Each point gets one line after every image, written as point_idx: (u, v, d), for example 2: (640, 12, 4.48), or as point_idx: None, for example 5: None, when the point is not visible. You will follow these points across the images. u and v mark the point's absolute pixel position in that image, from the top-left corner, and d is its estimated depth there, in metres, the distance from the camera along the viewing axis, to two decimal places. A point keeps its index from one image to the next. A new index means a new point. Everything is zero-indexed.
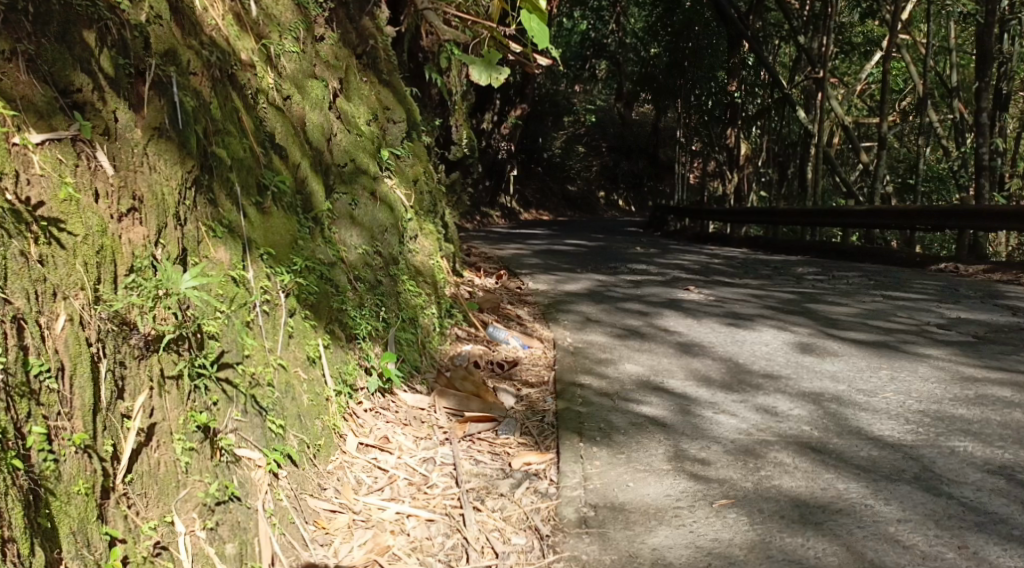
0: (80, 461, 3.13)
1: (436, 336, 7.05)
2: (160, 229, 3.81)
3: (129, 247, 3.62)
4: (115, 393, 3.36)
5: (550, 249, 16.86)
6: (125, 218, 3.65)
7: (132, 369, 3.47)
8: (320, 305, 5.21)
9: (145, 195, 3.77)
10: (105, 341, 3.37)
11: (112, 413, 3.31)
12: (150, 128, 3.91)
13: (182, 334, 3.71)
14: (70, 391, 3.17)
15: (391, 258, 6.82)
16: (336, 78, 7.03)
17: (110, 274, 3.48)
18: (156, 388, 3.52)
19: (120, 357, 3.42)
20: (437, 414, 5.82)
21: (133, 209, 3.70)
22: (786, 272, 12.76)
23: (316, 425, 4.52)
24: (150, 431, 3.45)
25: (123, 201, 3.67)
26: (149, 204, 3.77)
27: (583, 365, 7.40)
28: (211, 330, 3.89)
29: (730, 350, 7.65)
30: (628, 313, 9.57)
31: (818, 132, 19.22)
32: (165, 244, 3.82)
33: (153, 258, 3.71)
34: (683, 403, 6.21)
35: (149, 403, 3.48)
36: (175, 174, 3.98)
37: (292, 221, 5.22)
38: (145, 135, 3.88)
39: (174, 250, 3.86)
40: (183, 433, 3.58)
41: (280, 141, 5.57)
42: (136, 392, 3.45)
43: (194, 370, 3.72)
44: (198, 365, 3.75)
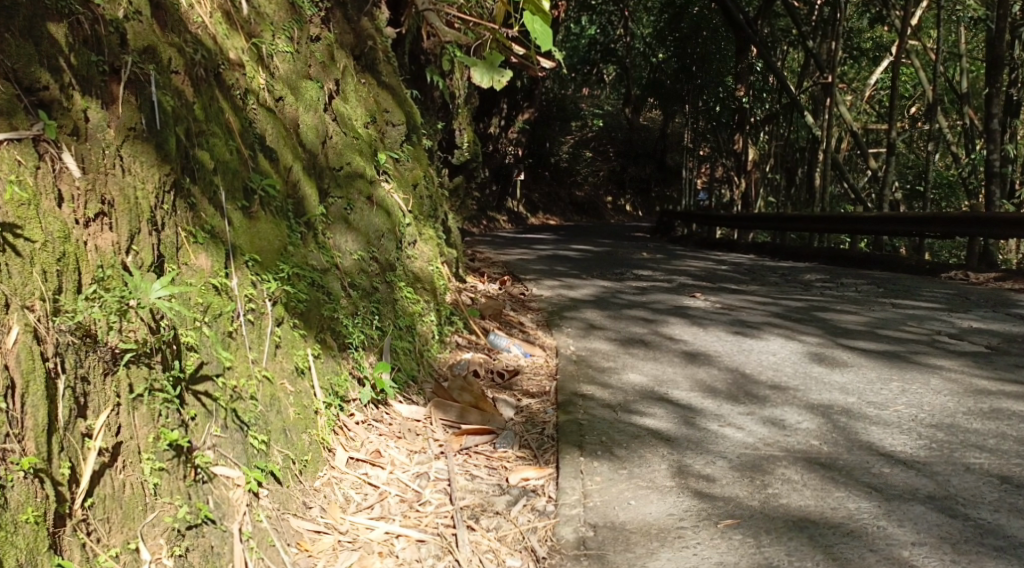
0: (30, 486, 2.94)
1: (435, 344, 6.85)
2: (132, 236, 3.62)
3: (97, 255, 3.44)
4: (75, 411, 3.18)
5: (556, 254, 16.67)
6: (92, 224, 3.46)
7: (97, 385, 3.29)
8: (311, 313, 5.02)
9: (116, 200, 3.58)
10: (65, 356, 3.19)
11: (71, 434, 3.14)
12: (124, 129, 3.73)
13: (155, 347, 3.52)
14: (22, 411, 2.99)
15: (388, 264, 6.63)
16: (332, 79, 6.84)
17: (73, 283, 3.30)
18: (123, 405, 3.34)
19: (83, 372, 3.24)
20: (434, 426, 5.62)
21: (102, 214, 3.51)
22: (794, 279, 12.54)
23: (302, 440, 4.33)
24: (115, 451, 3.27)
25: (90, 205, 3.48)
26: (120, 208, 3.59)
27: (585, 375, 7.20)
28: (188, 342, 3.71)
29: (737, 359, 7.44)
30: (634, 320, 9.36)
31: (826, 137, 18.99)
32: (138, 252, 3.63)
33: (123, 267, 3.52)
34: (687, 415, 6.00)
35: (115, 421, 3.30)
36: (151, 177, 3.80)
37: (281, 225, 5.03)
38: (118, 136, 3.70)
39: (148, 257, 3.67)
40: (152, 453, 3.40)
41: (269, 143, 5.38)
42: (99, 409, 3.27)
43: (168, 385, 3.53)
44: (172, 379, 3.57)
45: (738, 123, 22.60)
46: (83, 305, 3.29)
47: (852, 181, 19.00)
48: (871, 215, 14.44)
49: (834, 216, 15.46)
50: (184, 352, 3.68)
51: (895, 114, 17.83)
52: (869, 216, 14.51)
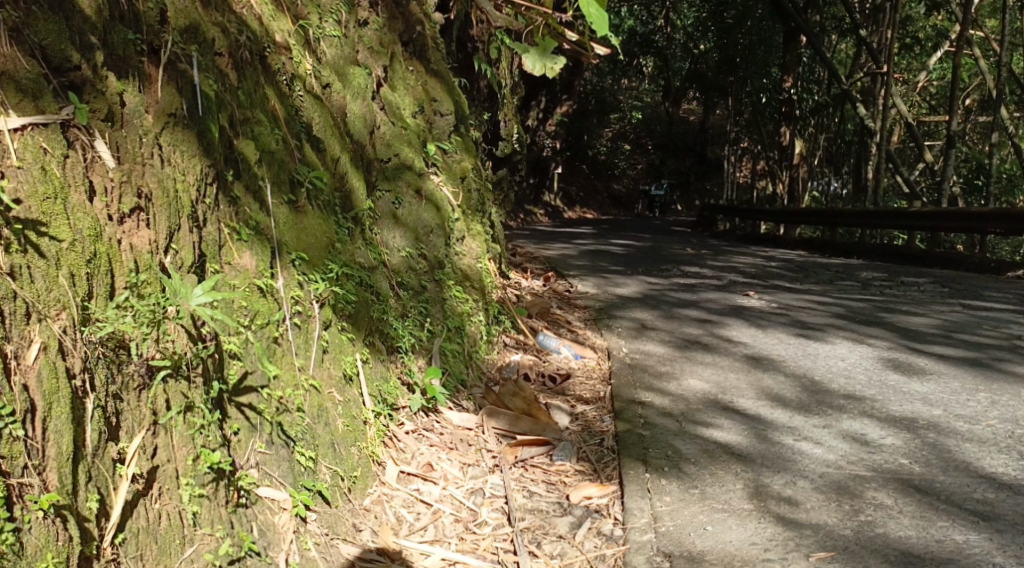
0: (52, 527, 2.64)
1: (483, 345, 6.50)
2: (172, 234, 3.29)
3: (132, 255, 3.11)
4: (105, 435, 2.87)
5: (598, 249, 16.22)
6: (128, 220, 3.14)
7: (131, 403, 2.98)
8: (359, 315, 4.69)
9: (154, 193, 3.25)
10: (95, 371, 2.88)
11: (100, 460, 2.83)
12: (163, 115, 3.40)
13: (195, 358, 3.20)
14: (43, 438, 2.69)
15: (436, 262, 6.28)
16: (380, 65, 6.50)
17: (105, 286, 2.99)
18: (157, 424, 3.03)
19: (115, 389, 2.94)
20: (486, 436, 5.26)
21: (138, 209, 3.18)
22: (851, 277, 12.05)
23: (351, 454, 3.99)
24: (151, 477, 2.97)
25: (126, 199, 3.15)
26: (158, 203, 3.25)
27: (640, 380, 6.81)
28: (232, 350, 3.38)
29: (805, 365, 7.03)
30: (686, 320, 8.95)
31: (877, 130, 18.39)
32: (177, 251, 3.30)
33: (161, 269, 3.20)
34: (759, 429, 5.62)
35: (148, 443, 2.99)
36: (194, 168, 3.47)
37: (329, 221, 4.70)
38: (157, 122, 3.37)
39: (188, 257, 3.34)
40: (192, 477, 3.09)
41: (316, 133, 5.05)
42: (132, 430, 2.96)
43: (207, 400, 3.21)
44: (212, 393, 3.25)
45: (785, 116, 22.03)
46: (115, 313, 2.97)
47: (906, 175, 18.40)
48: (928, 210, 13.88)
49: (888, 211, 14.89)
50: (227, 362, 3.36)
51: (952, 106, 17.22)
52: (925, 211, 13.95)
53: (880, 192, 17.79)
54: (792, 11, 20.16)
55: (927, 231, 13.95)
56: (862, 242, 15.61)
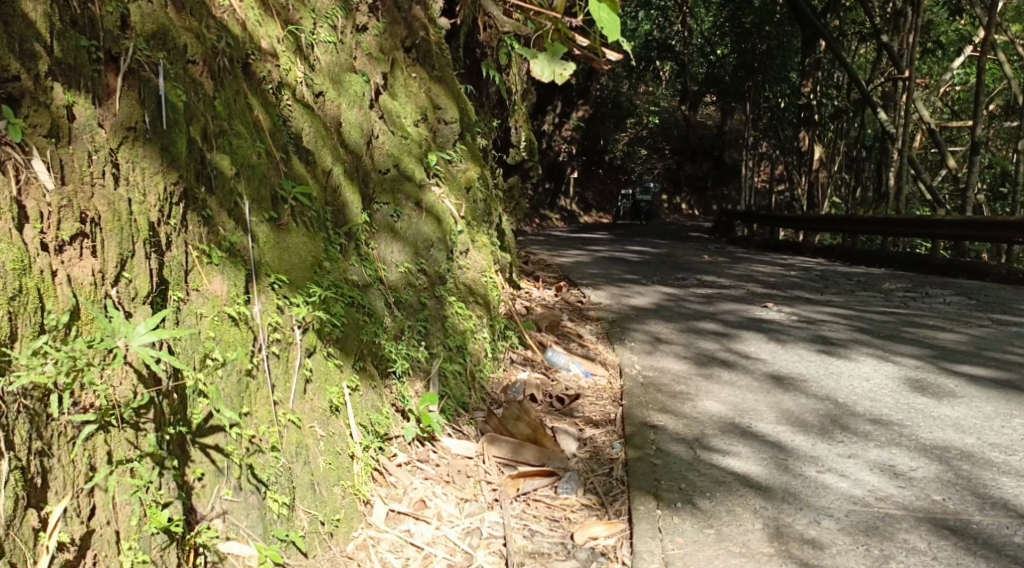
0: None
1: (487, 364, 6.16)
2: (123, 262, 3.08)
3: (71, 287, 2.93)
4: (25, 501, 2.70)
5: (612, 257, 15.83)
6: (68, 248, 2.96)
7: (61, 458, 2.81)
8: (349, 338, 4.37)
9: (103, 217, 3.05)
10: (14, 427, 2.71)
11: (21, 527, 2.67)
12: (121, 128, 3.20)
13: (146, 399, 3.02)
14: None
15: (437, 277, 5.97)
16: (379, 72, 6.19)
17: (31, 326, 2.81)
18: (95, 484, 2.86)
19: (41, 444, 2.77)
20: (486, 466, 4.94)
21: (81, 235, 2.99)
22: (873, 288, 11.67)
23: (334, 495, 3.71)
24: (84, 544, 2.81)
25: (67, 224, 2.96)
26: (108, 227, 3.06)
27: (654, 400, 6.47)
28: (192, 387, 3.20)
29: (826, 386, 6.68)
30: (702, 333, 8.60)
31: (899, 136, 17.91)
32: (130, 280, 3.09)
33: (108, 302, 3.02)
34: (781, 458, 5.28)
35: (79, 505, 2.82)
36: (154, 187, 3.25)
37: (316, 238, 4.36)
38: (113, 137, 3.17)
39: (144, 286, 3.13)
40: (136, 540, 2.92)
41: (305, 145, 4.74)
42: (63, 488, 2.79)
43: (159, 448, 3.04)
44: (166, 438, 3.08)
45: (804, 122, 21.59)
46: (35, 359, 2.77)
47: (928, 182, 17.92)
48: (953, 218, 13.43)
49: (912, 219, 14.44)
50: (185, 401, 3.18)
51: (977, 111, 16.74)
52: (950, 219, 13.50)
53: (903, 199, 17.30)
54: (810, 15, 19.73)
55: (952, 240, 13.51)
56: (884, 250, 15.15)
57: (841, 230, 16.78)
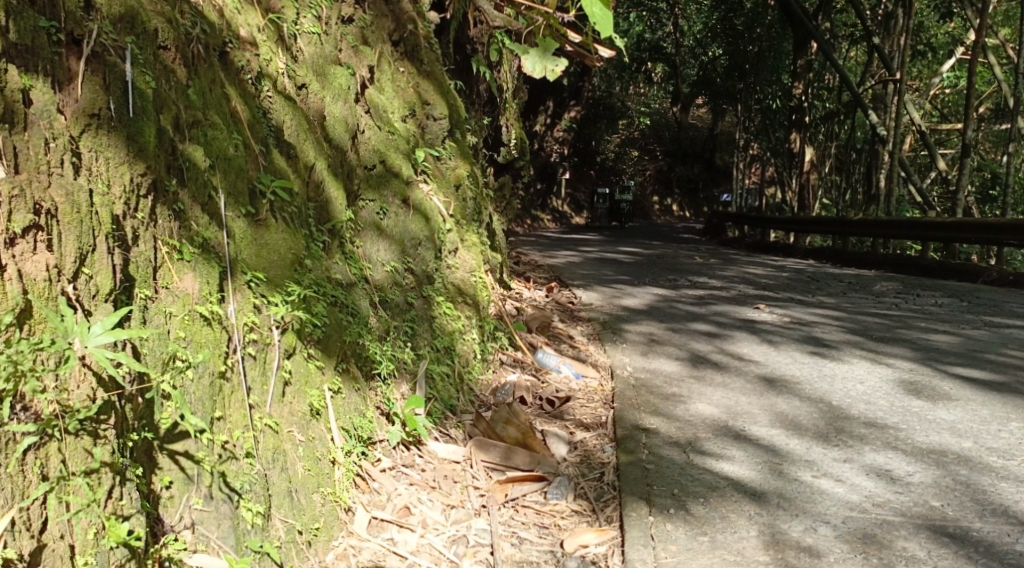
0: None
1: (476, 365, 5.99)
2: (83, 256, 2.93)
3: (21, 284, 2.76)
4: None
5: (603, 258, 15.67)
6: (20, 242, 2.78)
7: (8, 466, 2.64)
8: (332, 339, 4.21)
9: (60, 209, 2.89)
10: None
11: None
12: (83, 115, 3.04)
13: (105, 404, 2.86)
14: None
15: (425, 276, 5.81)
16: (366, 65, 6.02)
17: None
18: (45, 494, 2.69)
19: None
20: (474, 471, 4.77)
21: (35, 227, 2.82)
22: (866, 289, 11.54)
23: (313, 502, 3.56)
24: (35, 559, 2.66)
25: (18, 216, 2.79)
26: (65, 220, 2.90)
27: (646, 402, 6.31)
28: (158, 390, 3.04)
29: (820, 388, 6.52)
30: (695, 334, 8.43)
31: (889, 137, 17.77)
32: (91, 276, 2.94)
33: (64, 299, 2.85)
34: (775, 462, 5.12)
35: (28, 516, 2.66)
36: (118, 177, 3.10)
37: (297, 235, 4.19)
38: (74, 125, 3.01)
39: (106, 283, 2.97)
40: (93, 554, 2.77)
41: (286, 138, 4.57)
42: (11, 498, 2.63)
43: (121, 456, 2.89)
44: (129, 445, 2.93)
45: (796, 123, 21.45)
46: None
47: (918, 183, 17.75)
48: (943, 219, 13.27)
49: (902, 220, 14.26)
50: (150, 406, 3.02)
51: (968, 113, 16.60)
52: (940, 221, 13.32)
53: (893, 201, 17.13)
54: (802, 16, 19.60)
55: (942, 242, 13.33)
56: (875, 252, 14.98)
57: (831, 232, 16.61)
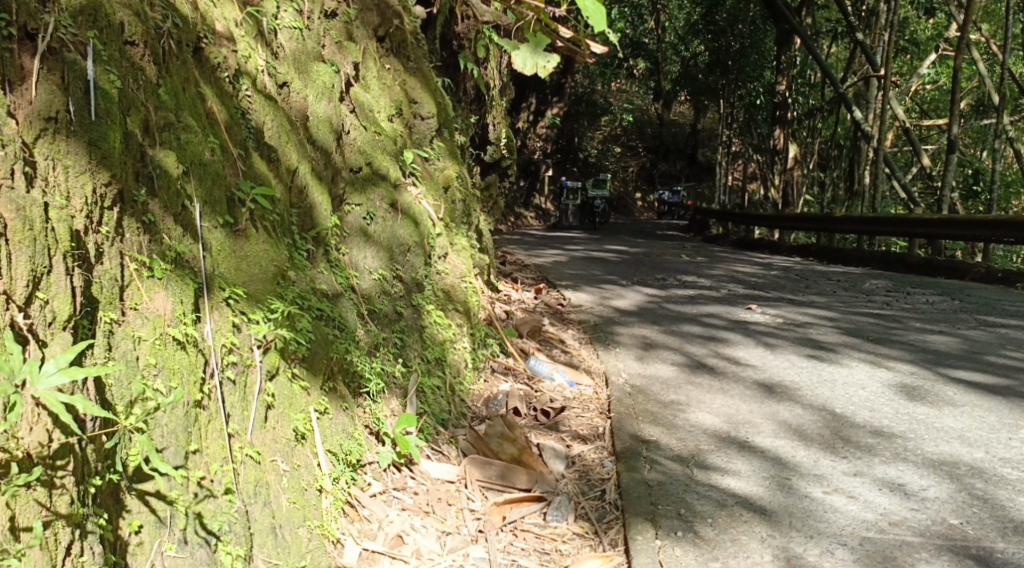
0: None
1: (468, 374, 5.68)
2: (37, 279, 2.63)
3: None
4: None
5: (590, 256, 15.38)
6: None
7: None
8: (318, 356, 3.92)
9: (10, 226, 2.60)
10: None
11: None
12: (38, 119, 2.74)
13: (61, 447, 2.59)
14: None
15: (414, 283, 5.52)
16: (350, 62, 5.73)
17: None
18: None
19: None
20: (469, 492, 4.48)
21: None
22: (856, 286, 11.29)
23: (299, 539, 3.28)
24: None
25: None
26: (16, 239, 2.60)
27: (645, 410, 5.78)
28: (123, 427, 2.75)
29: (820, 394, 5.94)
30: (689, 336, 7.90)
31: (874, 133, 17.56)
32: (47, 301, 2.64)
33: (12, 332, 2.55)
34: (784, 478, 4.65)
35: None
36: (79, 188, 2.80)
37: (279, 245, 3.90)
38: (27, 131, 2.72)
39: (63, 308, 2.68)
40: None
41: (267, 140, 4.28)
42: None
43: (82, 505, 2.61)
44: (91, 491, 2.64)
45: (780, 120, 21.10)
46: None
47: (903, 179, 17.54)
48: (930, 215, 13.01)
49: (887, 217, 14.00)
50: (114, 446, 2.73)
51: (954, 108, 16.39)
52: (925, 217, 13.06)
53: (878, 198, 16.83)
54: (787, 11, 19.33)
55: (928, 238, 13.07)
56: (861, 249, 14.72)
57: (816, 229, 16.32)
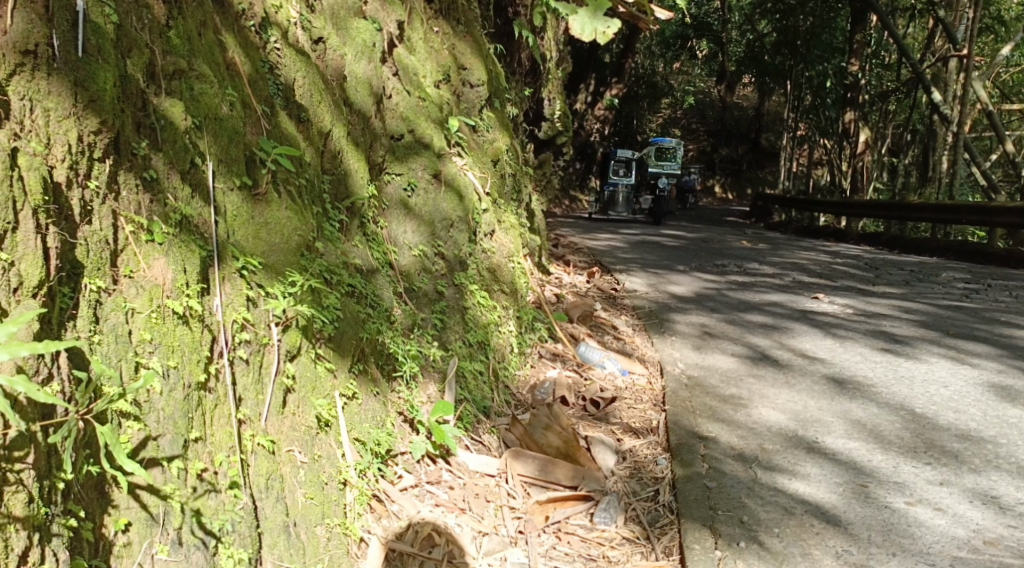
0: None
1: (513, 359, 5.32)
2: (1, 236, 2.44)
3: None
4: None
5: (646, 241, 14.89)
6: None
7: None
8: (346, 338, 3.58)
9: None
10: None
11: None
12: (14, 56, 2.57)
13: (21, 437, 2.36)
14: None
15: (457, 260, 5.14)
16: (394, 21, 5.36)
17: None
18: None
19: None
20: (509, 488, 4.10)
21: None
22: (932, 276, 10.66)
23: (316, 539, 2.96)
24: None
25: None
26: None
27: (703, 405, 5.34)
28: (78, 417, 2.45)
29: (898, 393, 5.45)
30: (750, 327, 7.43)
31: (953, 116, 16.72)
32: (11, 263, 2.44)
33: None
34: (860, 486, 4.20)
35: None
36: (61, 134, 2.61)
37: (306, 214, 3.55)
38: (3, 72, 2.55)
39: (31, 272, 2.47)
40: None
41: (297, 99, 3.96)
42: None
43: (46, 504, 2.38)
44: (60, 486, 2.41)
45: (849, 100, 20.21)
46: None
47: (983, 166, 16.68)
48: (1014, 203, 12.25)
49: (964, 204, 13.26)
50: (65, 438, 2.43)
51: None
52: (1007, 205, 12.31)
53: (955, 185, 16.01)
54: None
55: (1010, 228, 12.32)
56: (937, 238, 13.99)
57: (885, 217, 15.60)
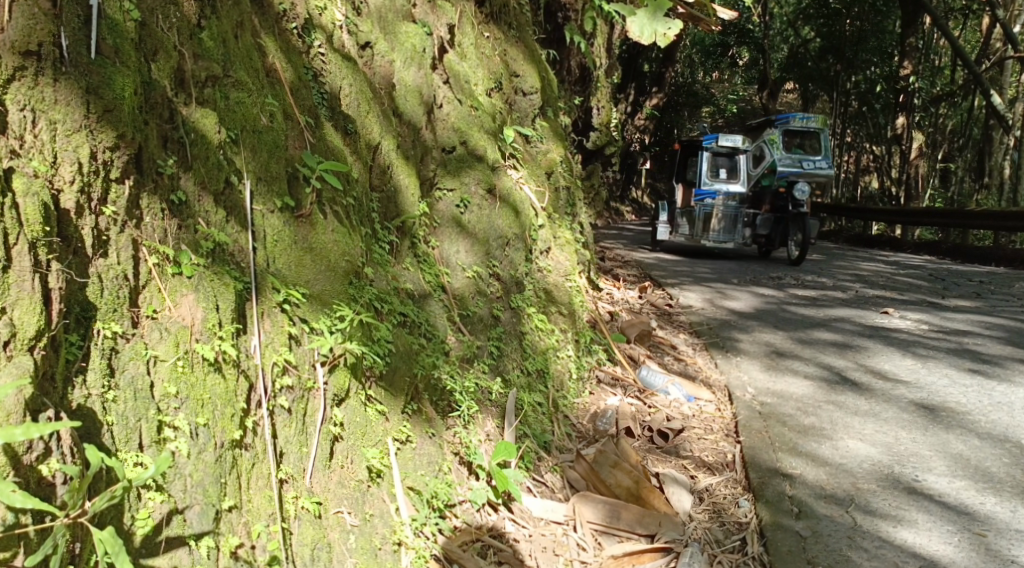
0: None
1: (571, 387, 4.90)
2: None
3: None
4: None
5: (695, 253, 14.41)
6: None
7: None
8: (397, 374, 3.21)
9: None
10: None
11: None
12: (17, 65, 2.29)
13: (9, 535, 2.08)
14: None
15: (513, 281, 4.73)
16: (445, 25, 5.00)
17: None
18: None
19: None
20: (578, 539, 3.69)
21: None
22: (1004, 287, 10.10)
23: None
24: None
25: None
26: None
27: (783, 435, 4.91)
28: (65, 522, 2.12)
29: (997, 422, 5.01)
30: (820, 345, 6.93)
31: (1013, 120, 16.07)
32: (4, 311, 2.15)
33: None
34: (977, 536, 3.82)
35: None
36: (70, 150, 2.34)
37: (354, 235, 3.19)
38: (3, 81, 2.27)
39: (27, 321, 2.18)
40: None
41: (343, 108, 3.59)
42: None
43: None
44: None
45: (901, 106, 19.41)
46: None
47: None
48: None
49: None
50: (50, 554, 2.10)
51: None
52: None
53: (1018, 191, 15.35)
54: None
55: None
56: (1000, 246, 13.38)
57: (942, 225, 14.94)
